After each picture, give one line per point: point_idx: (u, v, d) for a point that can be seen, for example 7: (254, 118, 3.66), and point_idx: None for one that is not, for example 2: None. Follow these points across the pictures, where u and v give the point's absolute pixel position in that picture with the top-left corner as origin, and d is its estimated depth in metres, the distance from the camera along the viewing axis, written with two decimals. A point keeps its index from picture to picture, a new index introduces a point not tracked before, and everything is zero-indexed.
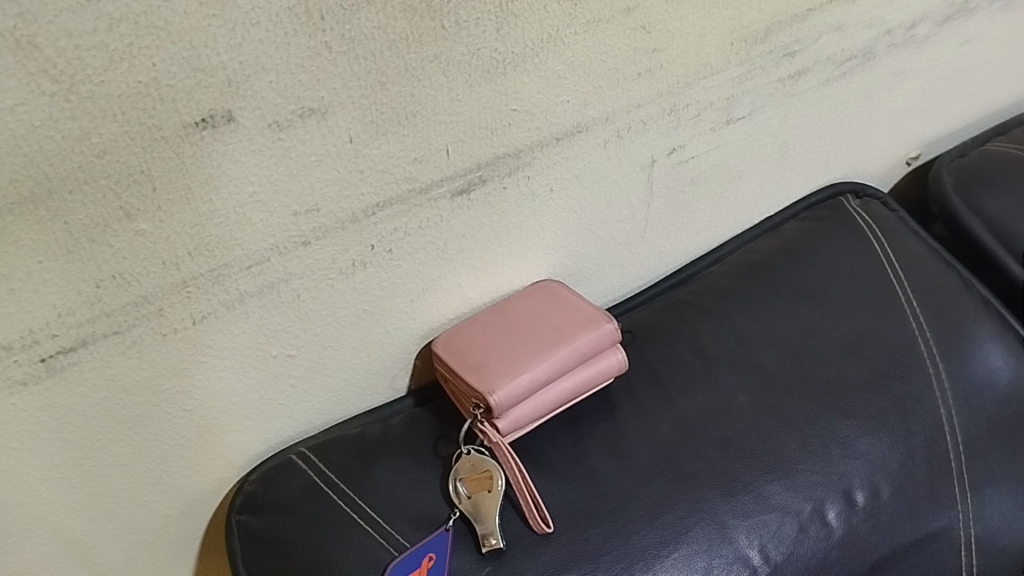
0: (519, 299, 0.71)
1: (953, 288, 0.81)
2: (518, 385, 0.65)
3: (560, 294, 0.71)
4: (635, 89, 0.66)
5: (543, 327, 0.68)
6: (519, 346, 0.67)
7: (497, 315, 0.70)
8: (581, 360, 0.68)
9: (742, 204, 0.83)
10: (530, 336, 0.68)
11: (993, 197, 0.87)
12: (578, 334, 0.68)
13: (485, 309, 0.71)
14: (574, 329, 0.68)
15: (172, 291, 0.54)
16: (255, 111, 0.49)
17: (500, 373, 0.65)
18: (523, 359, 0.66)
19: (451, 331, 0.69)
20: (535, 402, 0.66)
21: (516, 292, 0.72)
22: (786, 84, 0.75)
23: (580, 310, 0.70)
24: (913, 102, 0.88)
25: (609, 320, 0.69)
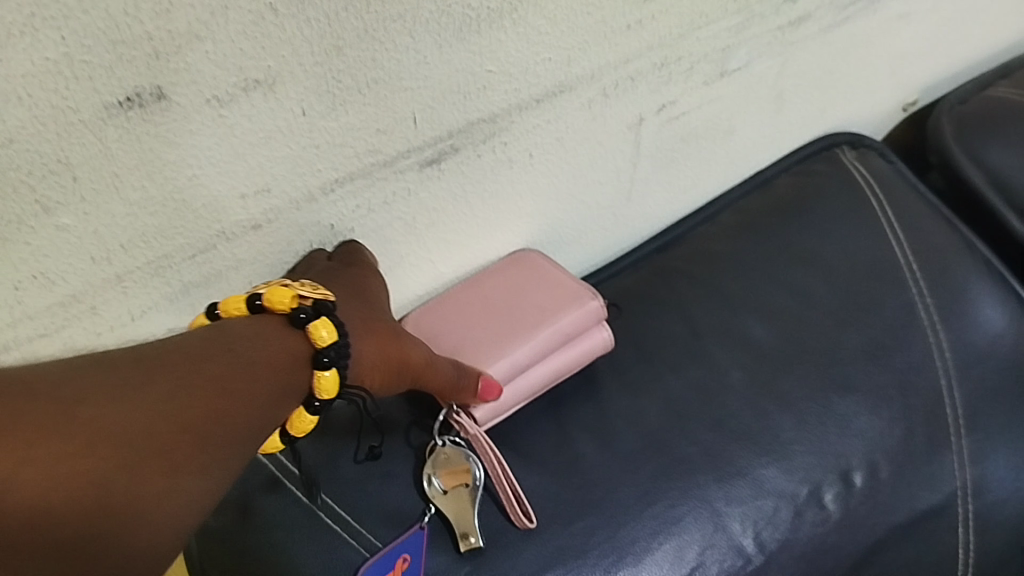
0: (494, 272, 0.65)
1: (954, 248, 0.77)
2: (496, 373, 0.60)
3: (539, 266, 0.66)
4: (624, 43, 0.59)
5: (521, 306, 0.63)
6: (495, 327, 0.62)
7: (470, 292, 0.64)
8: (562, 342, 0.63)
9: (734, 160, 0.77)
10: (508, 316, 0.63)
11: (997, 148, 0.82)
12: (559, 314, 0.63)
13: (457, 284, 0.65)
14: (555, 307, 0.63)
15: (105, 288, 0.47)
16: (189, 85, 0.42)
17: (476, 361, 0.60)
18: (501, 342, 0.61)
19: (420, 309, 0.64)
20: (513, 390, 0.61)
21: (491, 264, 0.66)
22: (785, 32, 0.69)
23: (561, 285, 0.64)
24: (916, 46, 0.82)
25: (594, 297, 0.64)
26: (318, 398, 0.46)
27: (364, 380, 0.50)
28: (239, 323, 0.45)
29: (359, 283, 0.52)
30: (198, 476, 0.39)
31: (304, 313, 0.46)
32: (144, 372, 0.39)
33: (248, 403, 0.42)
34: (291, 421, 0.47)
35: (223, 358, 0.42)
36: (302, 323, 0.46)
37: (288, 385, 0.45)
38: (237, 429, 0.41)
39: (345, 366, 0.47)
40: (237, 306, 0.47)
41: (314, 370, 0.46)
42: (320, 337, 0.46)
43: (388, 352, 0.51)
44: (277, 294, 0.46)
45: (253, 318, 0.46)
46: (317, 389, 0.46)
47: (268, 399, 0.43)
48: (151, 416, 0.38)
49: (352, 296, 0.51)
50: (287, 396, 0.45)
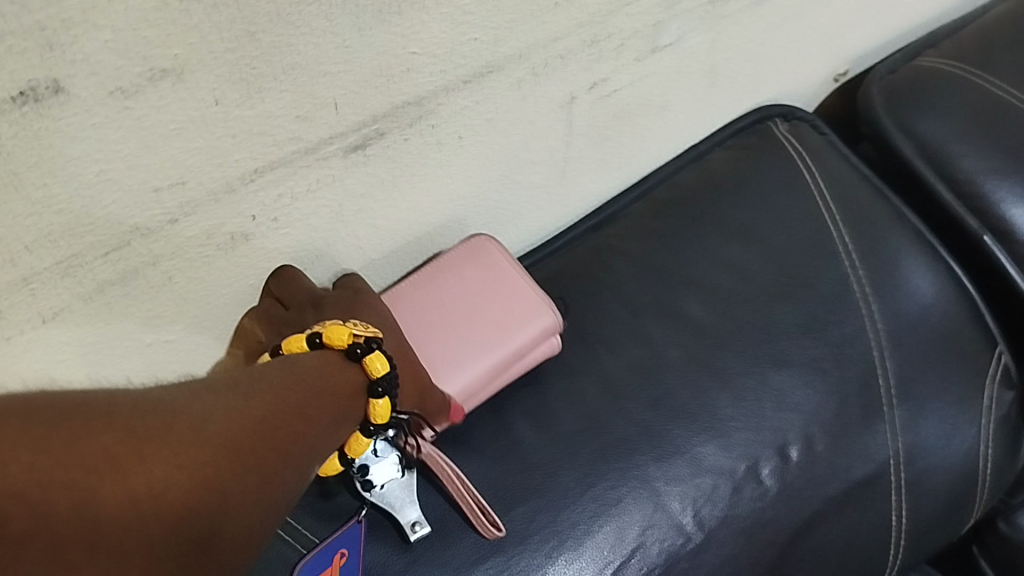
0: (457, 263, 0.65)
1: (885, 218, 0.78)
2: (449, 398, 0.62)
3: (503, 270, 0.65)
4: (552, 21, 0.58)
5: (477, 317, 0.64)
6: (454, 341, 0.63)
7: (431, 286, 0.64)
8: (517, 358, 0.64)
9: (668, 136, 0.76)
10: (465, 328, 0.63)
11: (926, 117, 0.83)
12: (512, 334, 0.64)
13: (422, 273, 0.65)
14: (512, 324, 0.64)
15: (11, 291, 0.44)
16: (89, 77, 0.40)
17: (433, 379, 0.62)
18: (460, 359, 0.63)
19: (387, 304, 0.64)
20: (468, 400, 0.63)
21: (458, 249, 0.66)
22: (716, 6, 0.68)
23: (516, 299, 0.64)
24: (846, 17, 0.81)
25: (552, 314, 0.64)
26: (373, 424, 0.54)
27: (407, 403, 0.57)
28: (308, 358, 0.52)
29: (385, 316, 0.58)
30: (274, 498, 0.44)
31: (361, 348, 0.52)
32: (231, 406, 0.45)
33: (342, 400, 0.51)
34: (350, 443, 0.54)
35: (295, 385, 0.49)
36: (360, 358, 0.52)
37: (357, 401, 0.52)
38: (302, 455, 0.47)
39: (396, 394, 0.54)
40: (298, 344, 0.53)
41: (369, 398, 0.53)
42: (377, 370, 0.52)
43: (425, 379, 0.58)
44: (338, 332, 0.53)
45: (314, 355, 0.52)
46: (372, 415, 0.53)
47: (330, 425, 0.50)
48: (245, 436, 0.44)
49: (386, 327, 0.58)
50: (352, 414, 0.52)
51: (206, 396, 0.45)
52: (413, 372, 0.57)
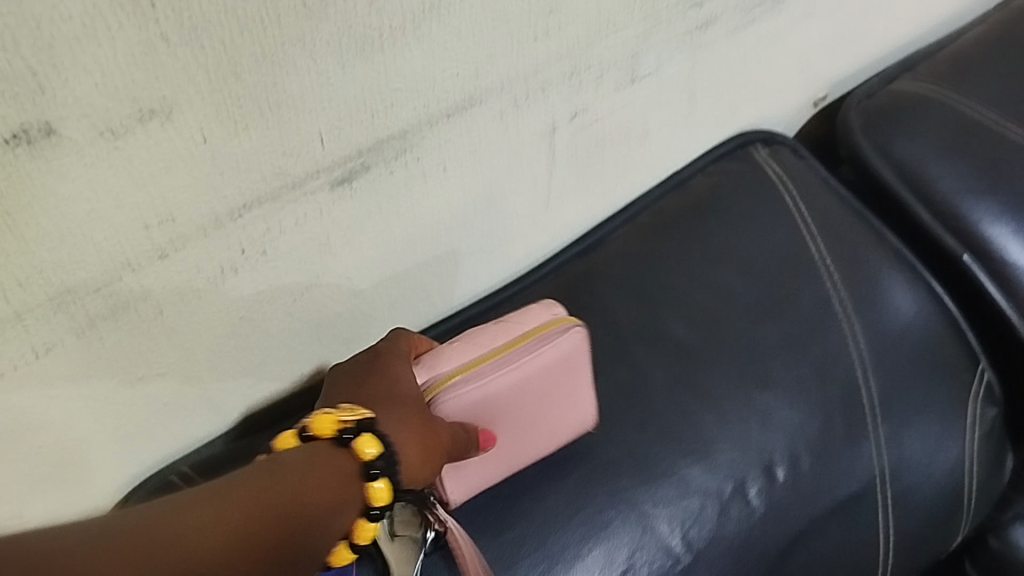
0: (546, 347, 0.60)
1: (865, 240, 0.79)
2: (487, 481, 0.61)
3: (575, 371, 0.62)
4: (531, 55, 0.59)
5: (556, 404, 0.62)
6: (525, 426, 0.61)
7: (515, 367, 0.59)
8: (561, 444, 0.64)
9: (650, 161, 0.77)
10: (538, 412, 0.61)
11: (903, 140, 0.85)
12: (572, 424, 0.63)
13: (500, 343, 0.59)
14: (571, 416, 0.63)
15: (5, 327, 0.45)
16: (80, 119, 0.41)
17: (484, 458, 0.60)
18: (518, 446, 0.61)
19: (458, 373, 0.57)
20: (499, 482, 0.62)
21: (540, 335, 0.60)
22: (694, 36, 0.69)
23: (589, 387, 0.63)
24: (822, 45, 0.83)
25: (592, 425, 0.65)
26: (375, 508, 0.47)
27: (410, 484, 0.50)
28: (291, 453, 0.46)
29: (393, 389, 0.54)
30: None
31: (352, 435, 0.47)
32: (251, 494, 0.42)
33: (344, 483, 0.46)
34: (357, 533, 0.47)
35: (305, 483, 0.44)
36: (350, 444, 0.47)
37: (357, 486, 0.46)
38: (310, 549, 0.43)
39: (395, 473, 0.48)
40: (286, 441, 0.48)
41: (365, 484, 0.46)
42: (367, 452, 0.47)
43: (437, 452, 0.52)
44: (321, 421, 0.48)
45: (303, 447, 0.47)
46: (371, 500, 0.47)
47: (336, 510, 0.45)
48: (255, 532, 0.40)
49: (395, 397, 0.54)
50: (352, 502, 0.46)
51: (217, 501, 0.41)
52: (423, 445, 0.51)
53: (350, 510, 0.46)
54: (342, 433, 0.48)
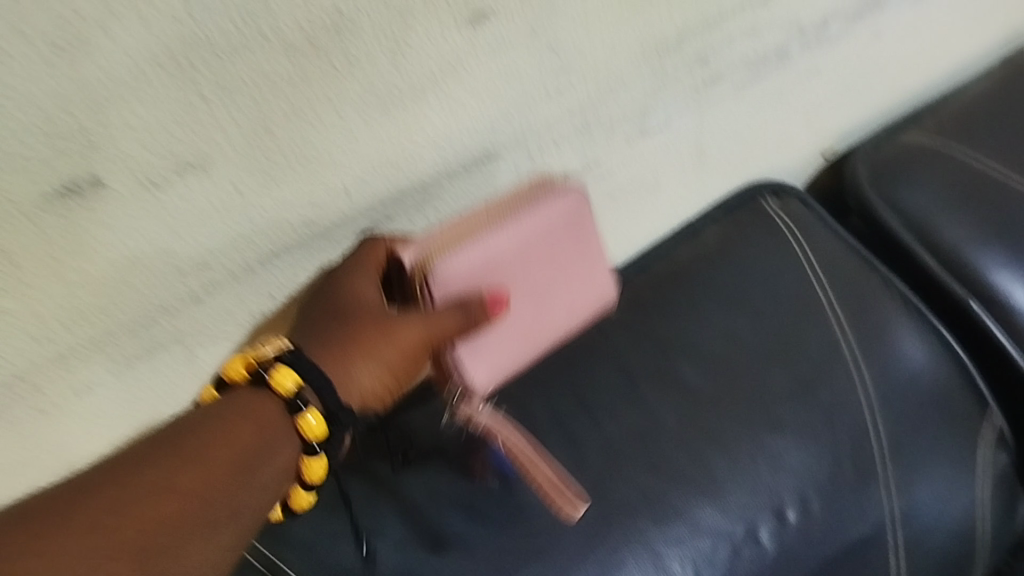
0: (545, 212, 0.56)
1: (873, 287, 0.81)
2: (508, 360, 0.60)
3: (582, 219, 0.58)
4: (545, 110, 0.62)
5: (561, 263, 0.59)
6: (534, 280, 0.57)
7: (515, 230, 0.54)
8: (579, 313, 0.63)
9: (661, 211, 0.80)
10: (545, 275, 0.58)
11: (909, 191, 0.87)
12: (581, 306, 0.62)
13: (494, 213, 0.55)
14: (580, 291, 0.61)
15: (48, 367, 0.48)
16: (125, 172, 0.44)
17: (496, 335, 0.58)
18: (535, 300, 0.59)
19: (455, 247, 0.52)
20: (519, 363, 0.61)
21: (536, 202, 0.56)
22: (701, 91, 0.72)
23: (596, 248, 0.61)
24: (828, 99, 0.86)
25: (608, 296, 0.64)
26: (313, 441, 0.50)
27: (364, 397, 0.54)
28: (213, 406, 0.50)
29: (343, 295, 0.53)
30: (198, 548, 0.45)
31: (267, 370, 0.50)
32: (156, 474, 0.46)
33: (261, 432, 0.49)
34: (305, 470, 0.52)
35: (212, 450, 0.48)
36: (266, 379, 0.50)
37: (280, 421, 0.50)
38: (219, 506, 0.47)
39: (329, 400, 0.51)
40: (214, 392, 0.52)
41: (295, 418, 0.50)
42: (284, 385, 0.50)
43: (397, 361, 0.54)
44: (232, 365, 0.51)
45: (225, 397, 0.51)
46: (306, 434, 0.50)
47: (247, 465, 0.48)
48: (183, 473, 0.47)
49: (346, 313, 0.53)
50: (269, 450, 0.49)
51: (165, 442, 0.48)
52: (372, 360, 0.53)
53: (282, 443, 0.50)
54: (257, 373, 0.50)
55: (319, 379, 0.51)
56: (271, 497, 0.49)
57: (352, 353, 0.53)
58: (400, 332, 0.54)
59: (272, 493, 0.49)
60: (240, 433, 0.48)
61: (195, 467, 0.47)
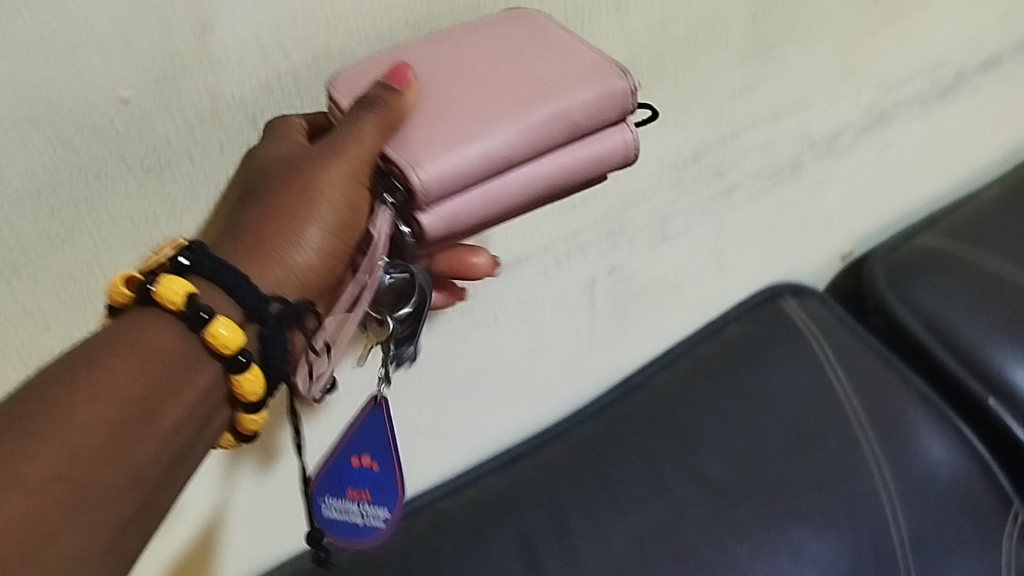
0: (486, 27, 0.49)
1: (892, 385, 0.84)
2: (461, 155, 0.42)
3: (531, 27, 0.49)
4: (571, 218, 0.68)
5: (517, 69, 0.47)
6: (490, 68, 0.47)
7: (454, 40, 0.48)
8: (562, 99, 0.44)
9: (685, 311, 0.85)
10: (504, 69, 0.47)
11: (926, 292, 0.91)
12: (569, 76, 0.45)
13: (433, 35, 0.49)
14: (559, 69, 0.46)
15: None
16: None
17: (443, 125, 0.44)
18: (502, 88, 0.45)
19: (375, 57, 0.47)
20: (476, 168, 0.43)
21: (483, 20, 0.50)
22: (718, 200, 0.78)
23: (577, 47, 0.48)
24: (843, 206, 0.91)
25: (616, 77, 0.45)
26: (234, 352, 0.41)
27: (301, 278, 0.44)
28: (100, 332, 0.40)
29: (253, 161, 0.45)
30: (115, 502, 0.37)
31: (152, 282, 0.40)
32: (69, 401, 0.37)
33: (170, 360, 0.40)
34: (241, 385, 0.42)
35: (122, 381, 0.38)
36: (153, 293, 0.40)
37: (183, 354, 0.41)
38: (137, 452, 0.38)
39: (247, 300, 0.42)
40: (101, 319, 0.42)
41: (203, 332, 0.40)
42: (174, 296, 0.40)
43: (331, 220, 0.44)
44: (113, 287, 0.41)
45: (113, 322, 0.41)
46: (220, 346, 0.40)
47: (161, 399, 0.39)
48: (102, 410, 0.37)
49: (257, 176, 0.44)
50: (183, 381, 0.40)
51: (62, 365, 0.39)
52: (295, 218, 0.44)
53: (187, 379, 0.40)
54: (143, 286, 0.40)
55: (227, 278, 0.41)
56: (181, 444, 0.40)
57: (270, 219, 0.44)
58: (319, 177, 0.43)
59: (182, 435, 0.40)
60: (132, 378, 0.39)
61: (105, 397, 0.38)
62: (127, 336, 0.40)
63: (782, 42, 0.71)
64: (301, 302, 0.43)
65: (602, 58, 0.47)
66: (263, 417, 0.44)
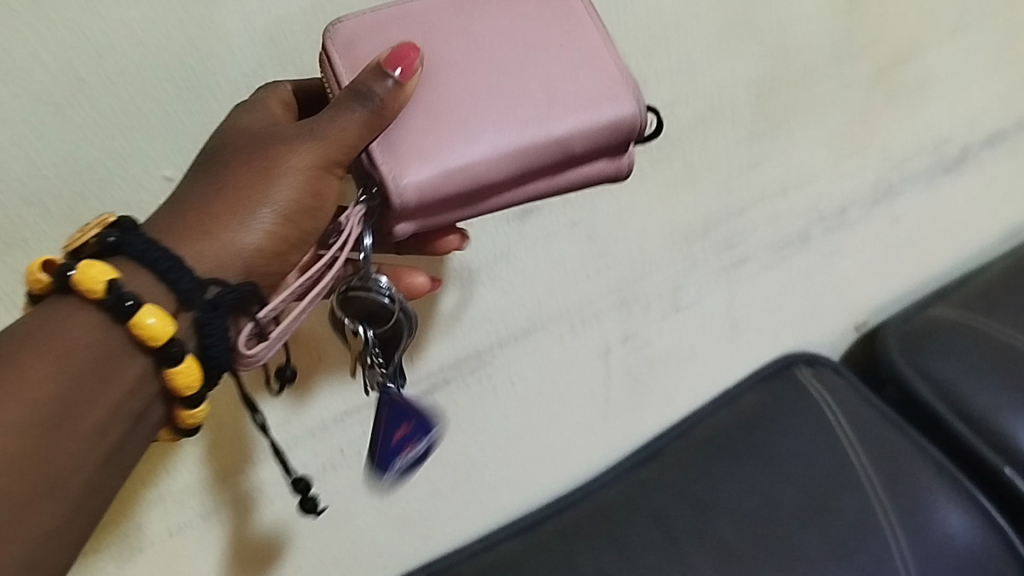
0: None
1: (907, 454, 0.85)
2: (456, 176, 0.40)
3: (554, 7, 0.45)
4: (585, 288, 0.70)
5: (533, 68, 0.43)
6: (502, 49, 0.43)
7: (465, 7, 0.44)
8: (568, 119, 0.42)
9: (699, 380, 0.87)
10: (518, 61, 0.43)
11: (939, 361, 0.92)
12: (576, 89, 0.43)
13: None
14: (573, 79, 0.43)
15: (149, 507, 0.55)
16: None
17: (437, 128, 0.41)
18: (510, 91, 0.42)
19: (381, 16, 0.42)
20: (467, 183, 0.41)
21: None
22: (729, 271, 0.80)
23: (596, 40, 0.45)
24: (854, 277, 0.93)
25: (626, 106, 0.44)
26: (165, 344, 0.37)
27: (248, 262, 0.40)
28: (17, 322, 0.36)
29: (218, 137, 0.42)
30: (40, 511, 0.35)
31: (68, 268, 0.36)
32: None
33: (95, 352, 0.36)
34: (174, 377, 0.38)
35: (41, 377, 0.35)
36: (70, 279, 0.36)
37: (105, 348, 0.36)
38: (60, 454, 0.35)
39: (180, 288, 0.37)
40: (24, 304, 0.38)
41: (129, 323, 0.36)
42: (93, 283, 0.36)
43: (287, 202, 0.40)
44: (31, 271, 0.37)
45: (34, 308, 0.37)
46: (148, 338, 0.36)
47: (88, 396, 0.36)
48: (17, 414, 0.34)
49: (220, 153, 0.41)
50: (112, 375, 0.37)
51: None
52: (250, 198, 0.40)
53: (115, 375, 0.37)
54: (63, 271, 0.36)
55: (157, 260, 0.37)
56: (113, 440, 0.37)
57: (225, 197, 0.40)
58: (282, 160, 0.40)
59: (117, 430, 0.37)
60: (53, 376, 0.35)
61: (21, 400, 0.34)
62: (46, 328, 0.36)
63: (787, 121, 0.74)
64: (242, 285, 0.39)
65: (618, 74, 0.44)
66: (204, 413, 0.40)
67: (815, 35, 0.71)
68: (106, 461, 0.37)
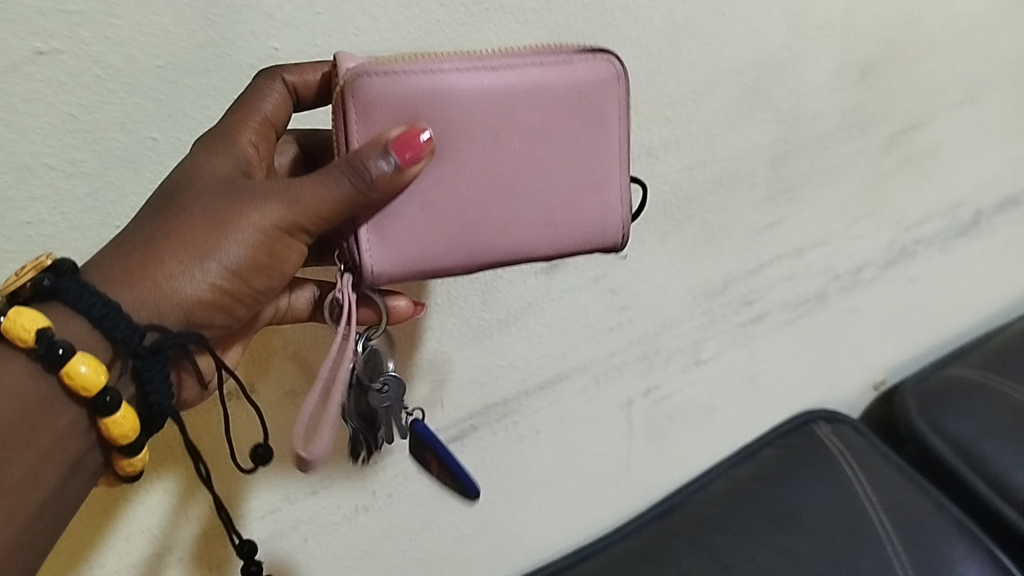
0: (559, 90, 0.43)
1: (926, 511, 0.86)
2: (428, 275, 0.43)
3: (596, 119, 0.44)
4: (608, 341, 0.73)
5: (547, 180, 0.44)
6: (520, 145, 0.42)
7: (511, 102, 0.42)
8: (555, 246, 0.45)
9: (719, 434, 0.89)
10: (537, 167, 0.43)
11: (957, 419, 0.94)
12: (570, 201, 0.45)
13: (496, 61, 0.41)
14: (578, 205, 0.45)
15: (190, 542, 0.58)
16: (275, 385, 0.56)
17: (431, 232, 0.42)
18: (516, 202, 0.43)
19: (417, 92, 0.40)
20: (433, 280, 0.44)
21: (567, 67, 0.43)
22: (747, 327, 0.83)
23: (609, 147, 0.45)
24: (871, 336, 0.95)
25: (611, 241, 0.47)
26: (99, 392, 0.38)
27: (189, 311, 0.41)
28: None
29: (185, 172, 0.41)
30: None
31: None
32: None
33: (26, 402, 0.37)
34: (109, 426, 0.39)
35: None
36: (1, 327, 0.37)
37: (35, 397, 0.37)
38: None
39: (117, 338, 0.38)
40: None
41: (60, 371, 0.37)
42: (22, 331, 0.36)
43: (239, 261, 0.40)
44: None
45: None
46: (80, 387, 0.37)
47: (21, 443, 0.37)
48: None
49: (185, 192, 0.40)
50: (43, 422, 0.38)
51: None
52: (203, 251, 0.40)
53: (47, 422, 0.38)
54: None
55: (92, 307, 0.38)
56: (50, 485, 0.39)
57: (181, 246, 0.40)
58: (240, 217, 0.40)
59: (52, 475, 0.39)
60: None
61: None
62: None
63: (802, 185, 0.77)
64: (188, 332, 0.40)
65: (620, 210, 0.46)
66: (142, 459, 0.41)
67: (827, 105, 0.75)
68: (48, 498, 0.39)
